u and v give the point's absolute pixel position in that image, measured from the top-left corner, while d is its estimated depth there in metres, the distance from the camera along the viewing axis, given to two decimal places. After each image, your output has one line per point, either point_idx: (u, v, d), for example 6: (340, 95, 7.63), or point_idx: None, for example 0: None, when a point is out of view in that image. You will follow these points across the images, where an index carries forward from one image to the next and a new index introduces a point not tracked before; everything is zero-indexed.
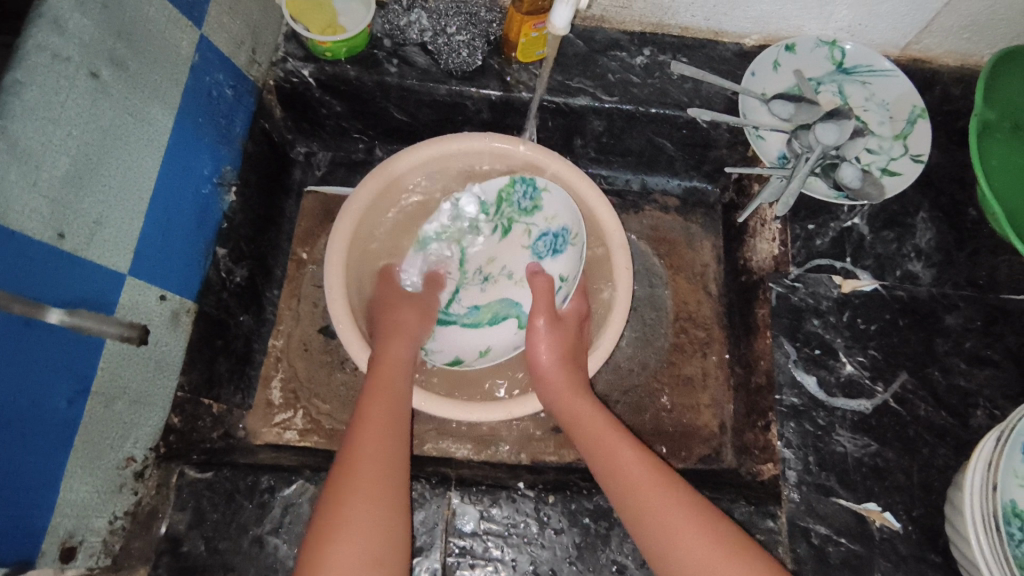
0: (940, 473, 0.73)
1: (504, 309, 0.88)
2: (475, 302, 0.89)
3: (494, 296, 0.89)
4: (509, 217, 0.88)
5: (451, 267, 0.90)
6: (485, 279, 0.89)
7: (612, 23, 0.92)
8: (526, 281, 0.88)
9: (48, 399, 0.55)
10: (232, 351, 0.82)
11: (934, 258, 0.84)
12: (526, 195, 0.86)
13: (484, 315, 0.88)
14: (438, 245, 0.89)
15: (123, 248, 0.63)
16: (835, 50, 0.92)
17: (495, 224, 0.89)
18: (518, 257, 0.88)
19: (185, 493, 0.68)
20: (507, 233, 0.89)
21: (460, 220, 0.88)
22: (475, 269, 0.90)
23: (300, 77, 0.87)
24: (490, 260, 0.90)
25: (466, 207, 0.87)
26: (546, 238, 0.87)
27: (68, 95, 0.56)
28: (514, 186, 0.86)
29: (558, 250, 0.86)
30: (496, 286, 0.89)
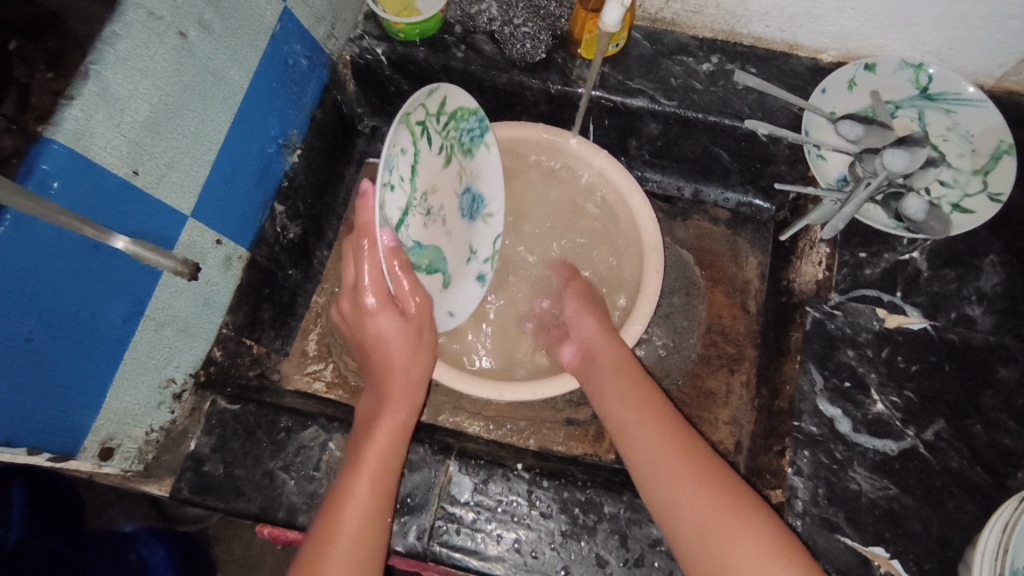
0: (962, 531, 0.68)
1: (433, 260, 0.73)
2: (418, 238, 0.70)
3: (429, 235, 0.72)
4: (454, 146, 0.75)
5: (404, 175, 0.66)
6: (429, 213, 0.71)
7: (682, 27, 0.91)
8: (451, 234, 0.76)
9: (104, 314, 0.63)
10: (278, 301, 0.89)
11: (998, 304, 0.78)
12: (473, 132, 0.77)
13: (423, 258, 0.72)
14: (400, 134, 0.64)
15: (187, 192, 0.70)
16: (920, 74, 0.86)
17: (443, 146, 0.73)
18: (454, 199, 0.76)
19: (212, 419, 0.75)
20: (447, 163, 0.74)
21: (421, 117, 0.68)
22: (422, 193, 0.70)
23: (373, 55, 0.93)
24: (432, 185, 0.71)
25: (433, 104, 0.69)
26: (464, 193, 0.78)
27: (156, 50, 0.63)
28: (472, 114, 0.76)
29: (470, 216, 0.79)
30: (435, 225, 0.72)
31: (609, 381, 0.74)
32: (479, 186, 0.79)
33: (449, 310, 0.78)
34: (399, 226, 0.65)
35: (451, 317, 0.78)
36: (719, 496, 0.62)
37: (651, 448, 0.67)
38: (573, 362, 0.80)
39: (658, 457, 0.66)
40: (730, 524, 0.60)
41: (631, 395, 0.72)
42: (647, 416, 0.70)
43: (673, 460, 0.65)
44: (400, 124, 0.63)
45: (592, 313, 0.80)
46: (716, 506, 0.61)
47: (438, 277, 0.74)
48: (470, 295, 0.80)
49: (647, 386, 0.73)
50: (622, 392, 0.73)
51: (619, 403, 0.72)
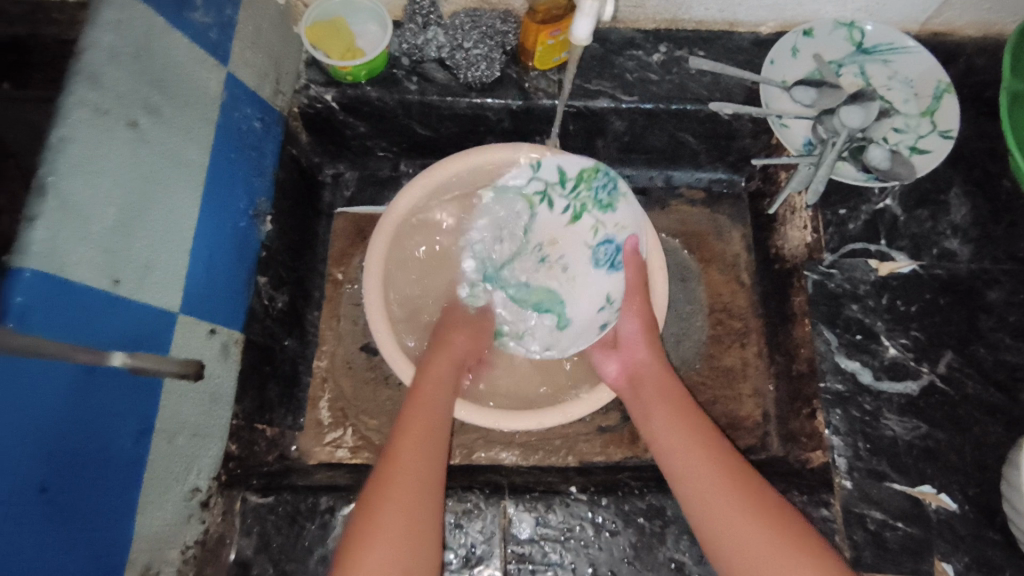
0: (993, 451, 0.72)
1: (547, 301, 0.87)
2: (526, 278, 0.88)
3: (542, 278, 0.87)
4: (586, 205, 0.85)
5: (514, 232, 0.88)
6: (542, 260, 0.87)
7: (626, 22, 0.92)
8: (579, 281, 0.86)
9: (115, 441, 0.57)
10: (280, 376, 0.84)
11: (971, 233, 0.82)
12: (607, 188, 0.83)
13: (534, 295, 0.87)
14: (511, 200, 0.86)
15: (171, 288, 0.65)
16: (855, 31, 0.90)
17: (568, 205, 0.85)
18: (581, 248, 0.86)
19: (249, 518, 0.70)
20: (577, 220, 0.85)
21: (538, 187, 0.85)
22: (535, 244, 0.88)
23: (323, 103, 0.89)
24: (551, 239, 0.87)
25: (546, 174, 0.84)
26: (608, 248, 0.84)
27: (109, 146, 0.58)
28: (597, 172, 0.83)
29: (615, 267, 0.84)
30: (549, 272, 0.87)
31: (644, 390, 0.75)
32: (585, 180, 0.83)
33: (545, 343, 0.85)
34: (501, 269, 0.88)
35: (610, 302, 0.84)
36: (741, 488, 0.63)
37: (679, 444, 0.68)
38: (617, 379, 0.79)
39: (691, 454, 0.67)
40: (746, 516, 0.61)
41: (663, 400, 0.73)
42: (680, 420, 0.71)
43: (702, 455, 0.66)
44: (504, 189, 0.86)
45: (639, 299, 0.80)
46: (734, 500, 0.62)
47: (551, 315, 0.86)
48: (581, 295, 0.86)
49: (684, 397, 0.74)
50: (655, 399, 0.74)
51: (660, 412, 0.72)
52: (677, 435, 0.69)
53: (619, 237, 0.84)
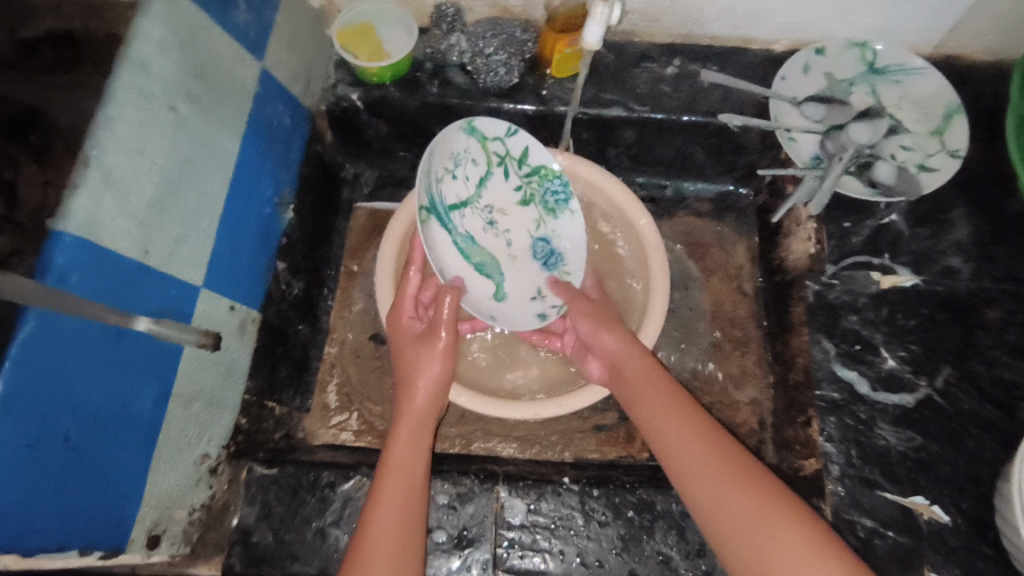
0: (988, 467, 0.72)
1: (490, 266, 0.84)
2: (472, 232, 0.83)
3: (488, 244, 0.84)
4: (535, 194, 0.85)
5: (469, 179, 0.82)
6: (491, 223, 0.84)
7: (641, 37, 0.95)
8: (517, 261, 0.85)
9: (135, 400, 0.61)
10: (291, 358, 0.88)
11: (974, 251, 0.83)
12: (558, 195, 0.85)
13: (471, 252, 0.83)
14: (475, 149, 0.81)
15: (196, 263, 0.69)
16: (866, 51, 0.92)
17: (521, 186, 0.85)
18: (524, 232, 0.86)
19: (253, 487, 0.74)
20: (524, 203, 0.85)
21: (500, 151, 0.83)
22: (486, 205, 0.84)
23: (349, 102, 0.94)
24: (501, 208, 0.85)
25: (513, 147, 0.82)
26: (545, 246, 0.86)
27: (151, 128, 0.63)
28: (556, 175, 0.85)
29: (548, 267, 0.86)
30: (494, 240, 0.84)
31: (641, 397, 0.74)
32: (549, 175, 0.85)
33: (490, 311, 0.82)
34: (450, 211, 0.81)
35: (542, 296, 0.86)
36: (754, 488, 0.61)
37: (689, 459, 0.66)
38: (602, 376, 0.80)
39: (690, 455, 0.66)
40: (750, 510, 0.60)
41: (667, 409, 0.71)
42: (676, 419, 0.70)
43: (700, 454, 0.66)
44: (476, 139, 0.81)
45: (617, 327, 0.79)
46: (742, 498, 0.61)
47: (490, 282, 0.84)
48: (519, 278, 0.85)
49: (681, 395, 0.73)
50: (656, 409, 0.72)
51: (651, 415, 0.72)
52: (678, 437, 0.68)
53: (558, 239, 0.86)
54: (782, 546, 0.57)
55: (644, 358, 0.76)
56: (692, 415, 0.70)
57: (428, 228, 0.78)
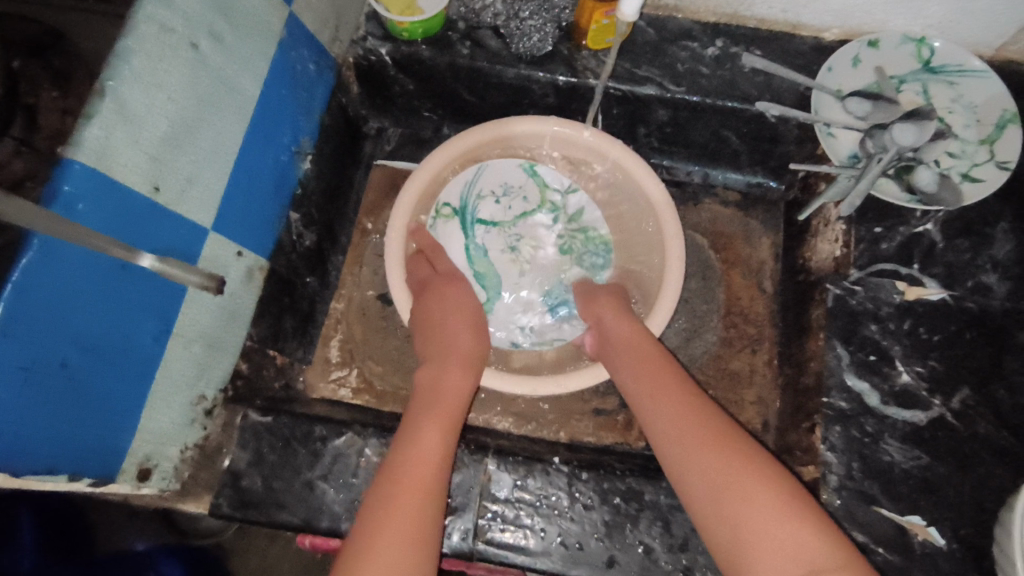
0: (995, 494, 0.70)
1: (491, 280, 0.91)
2: (489, 248, 0.92)
3: (499, 265, 0.92)
4: (577, 247, 0.93)
5: (511, 209, 0.92)
6: (513, 249, 0.92)
7: (685, 12, 0.91)
8: (522, 288, 0.91)
9: (135, 335, 0.62)
10: (298, 310, 0.88)
11: (1012, 271, 0.79)
12: (596, 256, 0.92)
13: (478, 265, 0.91)
14: (530, 188, 0.92)
15: (207, 205, 0.69)
16: (923, 48, 0.86)
17: (562, 236, 0.93)
18: (545, 274, 0.92)
19: (247, 433, 0.75)
20: (559, 250, 0.93)
21: (557, 202, 0.93)
22: (517, 233, 0.93)
23: (377, 56, 0.92)
24: (530, 243, 0.92)
25: (571, 203, 0.93)
26: (559, 293, 0.91)
27: (170, 62, 0.61)
28: (604, 239, 0.92)
29: (555, 311, 0.90)
30: (510, 261, 0.92)
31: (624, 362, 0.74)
32: (594, 237, 0.92)
33: None
34: (478, 224, 0.92)
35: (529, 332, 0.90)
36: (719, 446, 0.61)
37: (672, 421, 0.65)
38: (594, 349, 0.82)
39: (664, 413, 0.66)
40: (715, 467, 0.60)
41: (649, 369, 0.71)
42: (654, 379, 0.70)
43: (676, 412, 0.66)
44: (536, 182, 0.92)
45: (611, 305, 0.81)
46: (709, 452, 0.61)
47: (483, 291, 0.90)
48: (519, 307, 0.90)
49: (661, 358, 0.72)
50: (639, 371, 0.71)
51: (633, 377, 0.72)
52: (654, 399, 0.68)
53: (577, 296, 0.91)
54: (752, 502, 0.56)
55: (633, 328, 0.77)
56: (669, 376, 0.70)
57: (445, 228, 0.90)
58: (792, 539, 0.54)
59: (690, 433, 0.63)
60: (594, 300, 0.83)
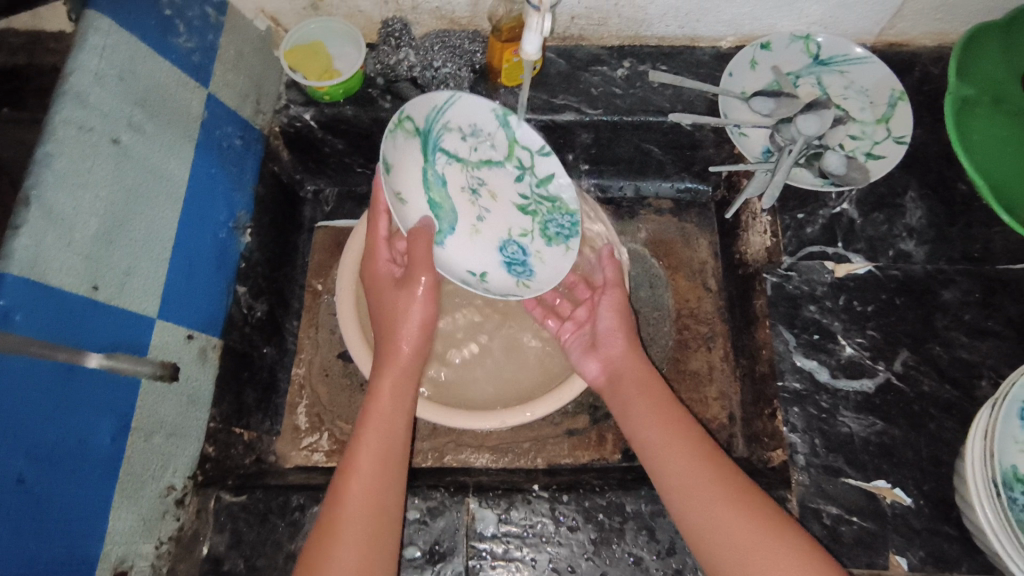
0: (948, 446, 0.74)
1: (445, 221, 0.83)
2: (448, 181, 0.84)
3: (456, 202, 0.84)
4: (537, 213, 0.86)
5: (477, 150, 0.84)
6: (473, 191, 0.85)
7: (590, 40, 0.96)
8: (477, 233, 0.85)
9: (92, 436, 0.61)
10: (258, 382, 0.88)
11: (927, 235, 0.85)
12: (561, 226, 0.85)
13: (433, 193, 0.83)
14: (501, 137, 0.84)
15: (149, 294, 0.69)
16: (810, 43, 0.93)
17: (527, 197, 0.86)
18: (504, 224, 0.86)
19: (222, 516, 0.74)
20: (521, 210, 0.86)
21: (525, 161, 0.85)
22: (479, 177, 0.85)
23: (302, 122, 0.94)
24: (491, 192, 0.86)
25: (539, 165, 0.85)
26: (516, 250, 0.85)
27: (93, 161, 0.62)
28: (572, 211, 0.85)
29: (511, 267, 0.84)
30: (469, 202, 0.85)
31: (630, 389, 0.75)
32: (558, 205, 0.85)
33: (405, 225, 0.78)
34: (441, 154, 0.83)
35: (481, 279, 0.83)
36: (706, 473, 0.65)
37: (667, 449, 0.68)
38: (597, 378, 0.79)
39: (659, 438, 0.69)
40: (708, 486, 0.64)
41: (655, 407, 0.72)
42: (655, 409, 0.72)
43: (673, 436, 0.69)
44: (506, 132, 0.84)
45: (624, 339, 0.79)
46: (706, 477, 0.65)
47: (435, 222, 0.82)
48: (472, 250, 0.84)
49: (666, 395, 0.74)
50: (650, 411, 0.72)
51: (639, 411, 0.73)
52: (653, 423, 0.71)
53: (533, 258, 0.85)
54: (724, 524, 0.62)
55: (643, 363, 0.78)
56: (672, 407, 0.72)
57: (404, 143, 0.80)
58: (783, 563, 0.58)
59: (695, 473, 0.65)
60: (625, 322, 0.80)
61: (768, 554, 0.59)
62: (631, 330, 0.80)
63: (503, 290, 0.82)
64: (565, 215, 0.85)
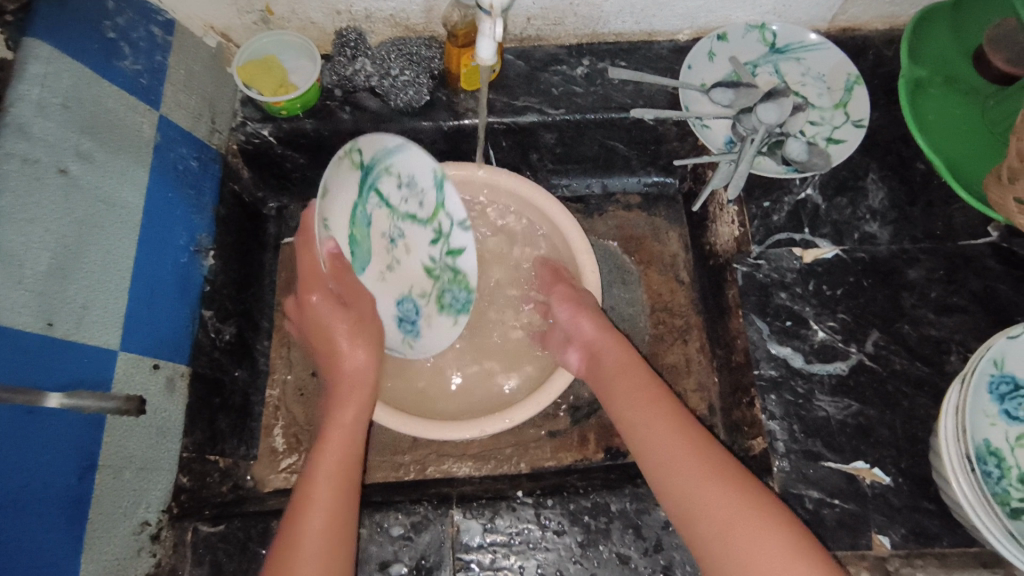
0: (923, 423, 0.75)
1: (359, 259, 0.78)
2: (373, 225, 0.79)
3: (375, 249, 0.80)
4: (438, 279, 0.82)
5: (410, 202, 0.79)
6: (393, 240, 0.81)
7: (548, 40, 0.95)
8: (387, 280, 0.81)
9: (57, 478, 0.59)
10: (231, 407, 0.86)
11: (890, 216, 0.86)
12: (456, 299, 0.83)
13: (356, 230, 0.77)
14: (429, 197, 0.79)
15: (110, 326, 0.67)
16: (766, 32, 0.94)
17: (432, 261, 0.82)
18: (411, 277, 0.82)
19: (200, 549, 0.71)
20: (427, 266, 0.82)
21: (442, 228, 0.80)
22: (400, 229, 0.80)
23: (260, 138, 0.92)
24: (411, 245, 0.81)
25: (455, 236, 0.80)
26: (409, 308, 0.82)
27: (40, 194, 0.60)
28: (467, 290, 0.82)
29: (399, 322, 0.83)
30: (385, 250, 0.80)
31: (613, 381, 0.76)
32: (464, 283, 0.82)
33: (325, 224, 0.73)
34: (374, 194, 0.77)
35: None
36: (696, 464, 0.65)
37: (651, 443, 0.68)
38: (580, 367, 0.81)
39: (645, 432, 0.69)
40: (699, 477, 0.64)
41: (640, 394, 0.73)
42: (642, 403, 0.72)
43: (658, 426, 0.69)
44: (439, 197, 0.79)
45: (588, 313, 0.80)
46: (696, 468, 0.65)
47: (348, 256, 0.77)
48: (369, 298, 0.80)
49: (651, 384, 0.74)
50: (634, 405, 0.72)
51: (626, 406, 0.73)
52: (642, 417, 0.71)
53: (427, 321, 0.83)
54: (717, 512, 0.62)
55: (623, 351, 0.79)
56: (655, 397, 0.72)
57: (345, 174, 0.74)
58: (773, 551, 0.58)
59: (683, 467, 0.65)
60: (580, 305, 0.81)
61: (756, 544, 0.59)
62: (593, 310, 0.81)
63: (395, 344, 0.83)
64: (461, 287, 0.82)
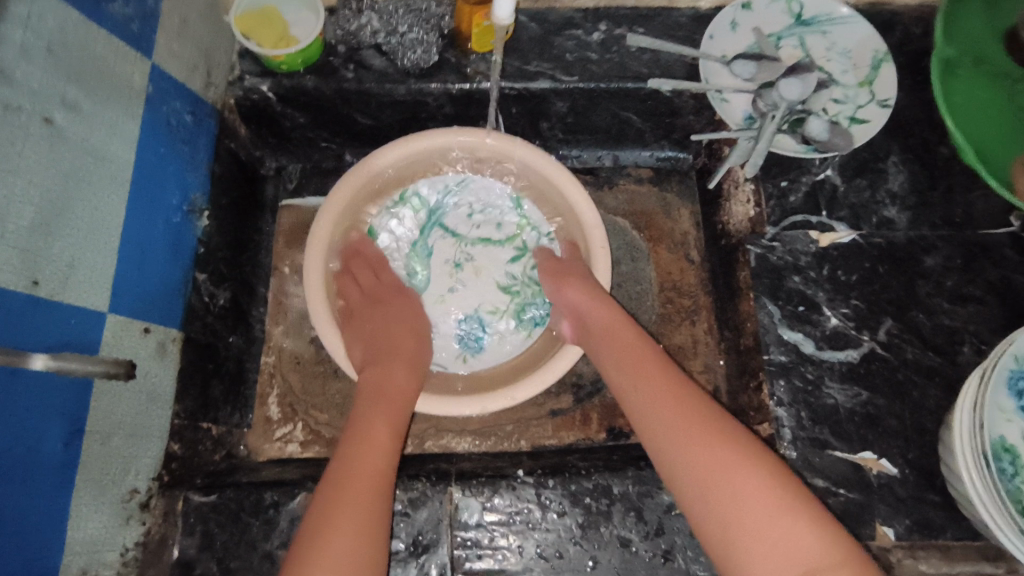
0: (932, 414, 0.74)
1: (418, 282, 0.88)
2: (438, 253, 0.89)
3: (437, 272, 0.89)
4: (518, 295, 0.89)
5: (481, 228, 0.90)
6: (457, 264, 0.89)
7: (564, 1, 0.90)
8: (447, 301, 0.88)
9: (42, 444, 0.56)
10: (225, 374, 0.84)
11: (909, 200, 0.83)
12: (535, 315, 0.87)
13: (418, 260, 0.89)
14: (509, 220, 0.90)
15: (98, 287, 0.64)
16: (793, 3, 0.89)
17: (512, 277, 0.89)
18: (476, 300, 0.88)
19: (192, 518, 0.71)
20: (504, 288, 0.89)
21: (526, 243, 0.90)
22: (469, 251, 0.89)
23: (258, 94, 0.87)
24: (478, 266, 0.89)
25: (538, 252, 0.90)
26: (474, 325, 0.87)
27: (24, 144, 0.56)
28: (543, 300, 0.88)
29: (466, 341, 0.86)
30: (452, 274, 0.89)
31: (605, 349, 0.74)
32: (541, 294, 0.88)
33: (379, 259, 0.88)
34: (438, 227, 0.89)
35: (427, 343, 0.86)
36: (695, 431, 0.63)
37: (654, 414, 0.66)
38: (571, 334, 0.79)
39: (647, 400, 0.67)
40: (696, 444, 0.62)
41: (632, 363, 0.70)
42: (639, 370, 0.70)
43: (659, 394, 0.67)
44: (516, 216, 0.90)
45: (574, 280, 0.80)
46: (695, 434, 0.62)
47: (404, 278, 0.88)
48: (434, 320, 0.87)
49: (648, 352, 0.71)
50: (632, 373, 0.70)
51: (619, 373, 0.71)
52: (641, 386, 0.68)
53: (492, 338, 0.87)
54: (721, 479, 0.59)
55: (612, 314, 0.76)
56: (654, 364, 0.70)
57: (406, 215, 0.89)
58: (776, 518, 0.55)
59: (681, 434, 0.63)
60: (558, 276, 0.81)
61: (761, 510, 0.56)
62: (579, 276, 0.81)
63: (442, 362, 0.85)
64: (535, 302, 0.88)
